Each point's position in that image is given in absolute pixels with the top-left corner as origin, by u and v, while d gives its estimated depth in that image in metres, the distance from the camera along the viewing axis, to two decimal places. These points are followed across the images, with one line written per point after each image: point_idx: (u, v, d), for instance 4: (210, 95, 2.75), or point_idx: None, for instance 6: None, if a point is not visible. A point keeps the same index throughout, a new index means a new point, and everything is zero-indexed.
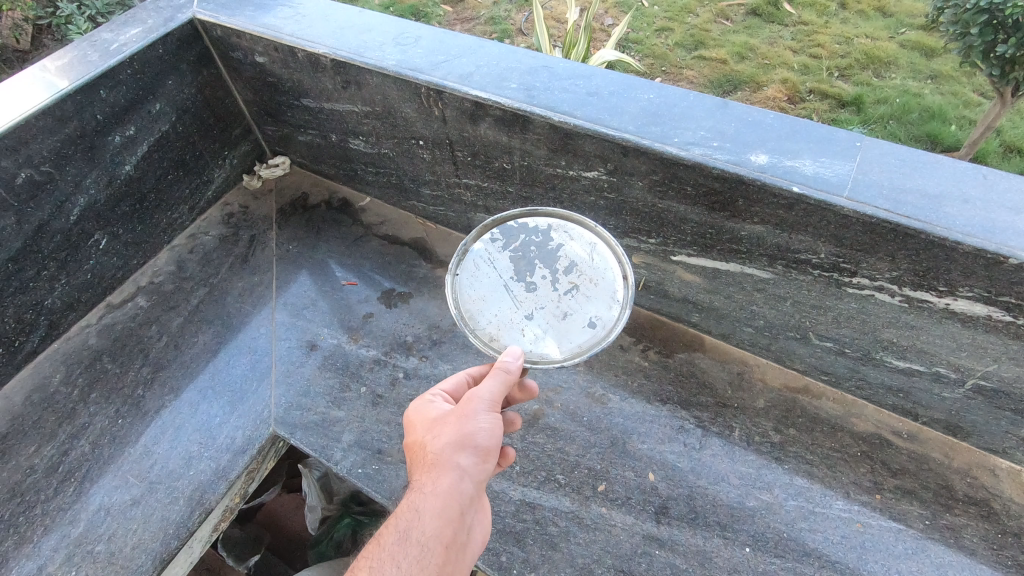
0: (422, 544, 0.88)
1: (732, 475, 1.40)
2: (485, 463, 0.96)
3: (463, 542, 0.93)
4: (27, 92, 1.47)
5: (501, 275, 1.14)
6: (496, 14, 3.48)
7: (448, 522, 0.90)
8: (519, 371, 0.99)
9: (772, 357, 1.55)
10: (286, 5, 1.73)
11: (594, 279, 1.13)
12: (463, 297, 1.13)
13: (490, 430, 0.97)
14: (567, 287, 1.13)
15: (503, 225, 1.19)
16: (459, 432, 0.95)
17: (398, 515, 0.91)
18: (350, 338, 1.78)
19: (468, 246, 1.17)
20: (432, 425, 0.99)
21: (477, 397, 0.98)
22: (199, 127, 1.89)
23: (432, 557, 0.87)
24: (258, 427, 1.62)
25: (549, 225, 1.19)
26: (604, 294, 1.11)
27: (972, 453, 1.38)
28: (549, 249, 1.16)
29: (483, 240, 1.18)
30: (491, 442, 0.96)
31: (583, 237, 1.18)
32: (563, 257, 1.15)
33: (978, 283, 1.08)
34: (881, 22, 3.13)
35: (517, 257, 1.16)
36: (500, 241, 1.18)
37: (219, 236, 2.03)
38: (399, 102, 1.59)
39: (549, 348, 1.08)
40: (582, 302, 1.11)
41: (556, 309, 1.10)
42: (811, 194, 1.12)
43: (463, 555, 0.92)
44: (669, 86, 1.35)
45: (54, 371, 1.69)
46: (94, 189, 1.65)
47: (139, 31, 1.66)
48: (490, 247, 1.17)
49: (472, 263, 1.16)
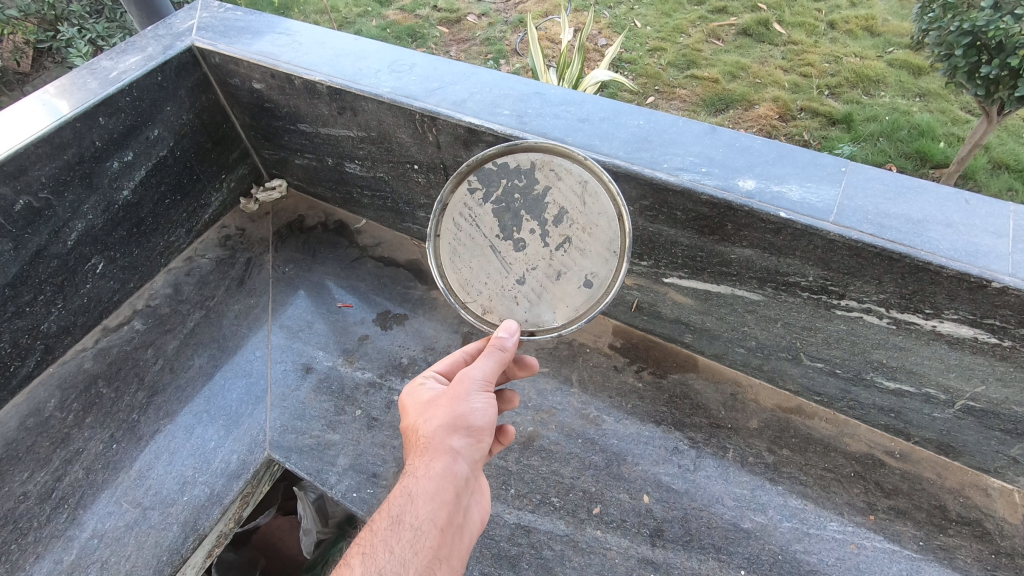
0: (416, 528, 0.90)
1: (727, 497, 1.40)
2: (479, 444, 0.97)
3: (459, 524, 0.94)
4: (28, 119, 1.49)
5: (486, 235, 1.10)
6: (491, 35, 3.54)
7: (443, 504, 0.92)
8: (515, 349, 1.00)
9: (765, 377, 1.56)
10: (284, 33, 1.76)
11: (586, 228, 1.06)
12: (451, 265, 1.12)
13: (484, 410, 0.97)
14: (557, 243, 1.07)
15: (480, 170, 1.09)
16: (450, 414, 0.96)
17: (392, 500, 0.93)
18: (345, 361, 1.79)
19: (446, 201, 1.10)
20: (425, 408, 1.00)
21: (470, 377, 0.98)
22: (198, 152, 1.91)
23: (426, 540, 0.89)
24: (253, 451, 1.61)
25: (532, 165, 1.07)
26: (599, 245, 1.05)
27: (964, 473, 1.39)
28: (535, 195, 1.07)
29: (461, 191, 1.10)
30: (485, 423, 0.97)
31: (572, 174, 1.06)
32: (552, 204, 1.06)
33: (963, 306, 1.09)
34: (869, 41, 3.19)
35: (501, 210, 1.09)
36: (480, 192, 1.09)
37: (216, 259, 2.04)
38: (394, 128, 1.62)
39: (545, 313, 1.08)
40: (575, 258, 1.06)
41: (548, 269, 1.08)
42: (798, 219, 1.14)
43: (459, 537, 0.94)
44: (659, 112, 1.38)
45: (49, 395, 1.69)
46: (92, 215, 1.67)
47: (139, 60, 1.69)
48: (469, 200, 1.10)
49: (455, 222, 1.11)
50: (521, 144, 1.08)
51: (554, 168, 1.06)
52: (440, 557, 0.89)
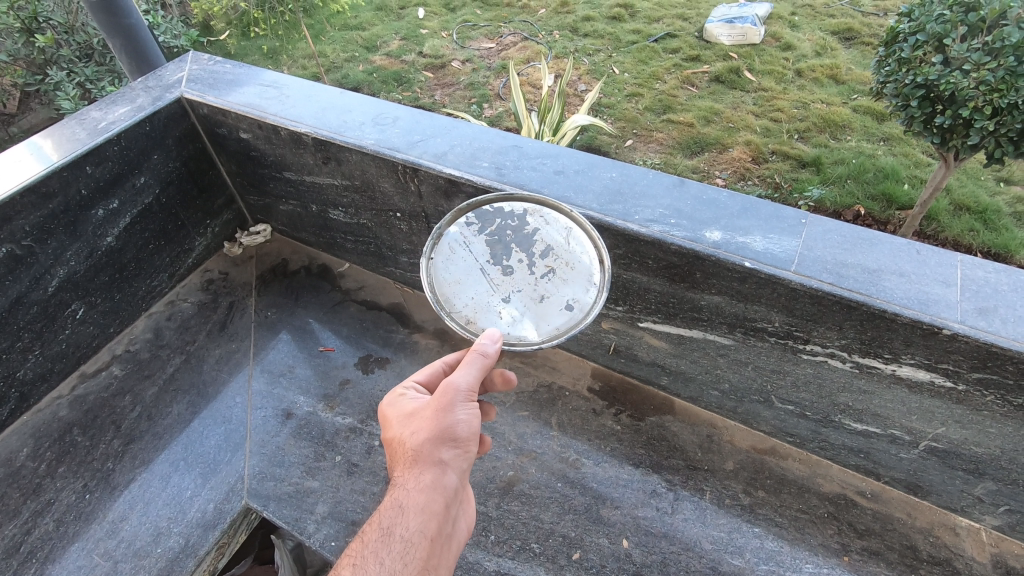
0: (405, 539, 0.89)
1: (705, 540, 1.41)
2: (466, 454, 0.96)
3: (448, 534, 0.94)
4: (16, 169, 1.51)
5: (477, 259, 1.10)
6: (475, 80, 3.67)
7: (432, 515, 0.91)
8: (497, 354, 0.97)
9: (739, 419, 1.60)
10: (271, 86, 1.83)
11: (569, 263, 1.10)
12: (438, 279, 1.08)
13: (469, 420, 0.97)
14: (543, 269, 1.09)
15: (477, 211, 1.17)
16: (437, 425, 0.95)
17: (382, 512, 0.92)
18: (326, 406, 1.79)
19: (443, 230, 1.13)
20: (410, 418, 0.99)
21: (454, 387, 0.96)
22: (183, 198, 1.95)
23: (415, 552, 0.89)
24: (230, 499, 1.60)
25: (525, 211, 1.16)
26: (582, 277, 1.08)
27: (933, 512, 1.43)
28: (525, 233, 1.13)
29: (459, 223, 1.15)
30: (470, 433, 0.96)
31: (559, 221, 1.15)
32: (539, 242, 1.12)
33: (918, 352, 1.15)
34: (834, 88, 3.37)
35: (493, 241, 1.12)
36: (476, 225, 1.14)
37: (198, 303, 2.05)
38: (377, 178, 1.67)
39: (527, 331, 1.03)
40: (559, 284, 1.07)
41: (533, 292, 1.07)
42: (763, 268, 1.20)
43: (449, 547, 0.93)
44: (630, 165, 1.45)
45: (21, 444, 1.66)
46: (74, 261, 1.68)
47: (129, 111, 1.73)
48: (465, 231, 1.14)
49: (448, 246, 1.12)
50: (516, 198, 1.20)
51: (543, 216, 1.16)
52: (430, 568, 0.89)
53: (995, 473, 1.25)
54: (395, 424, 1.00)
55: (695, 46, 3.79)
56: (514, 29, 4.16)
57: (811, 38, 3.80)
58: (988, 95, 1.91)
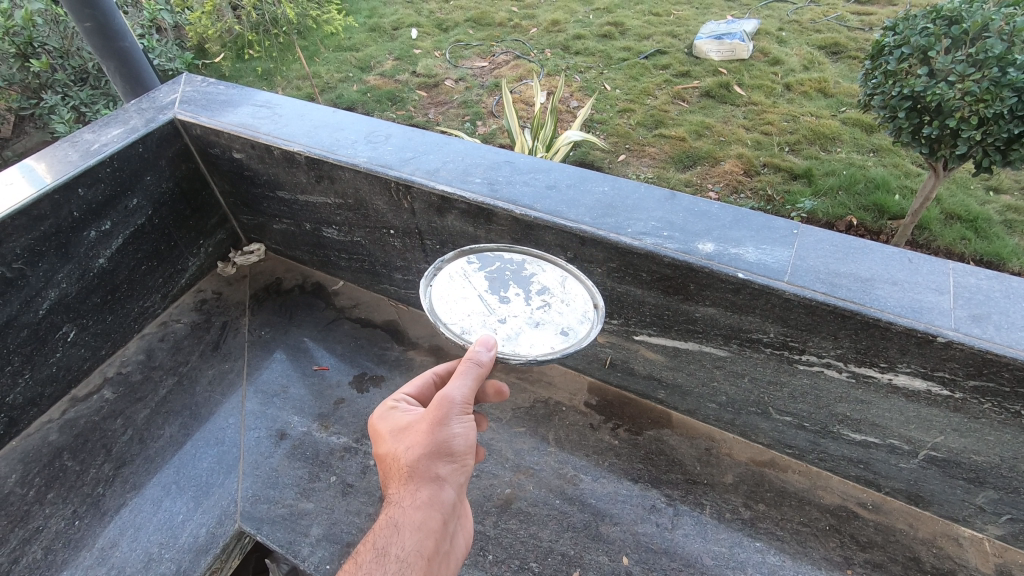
0: (401, 560, 0.88)
1: (706, 556, 1.39)
2: (462, 468, 0.95)
3: (445, 550, 0.93)
4: (7, 191, 1.51)
5: (474, 288, 1.11)
6: (468, 99, 3.71)
7: (429, 533, 0.91)
8: (491, 363, 0.94)
9: (738, 431, 1.59)
10: (264, 106, 1.84)
11: (566, 301, 1.10)
12: (434, 299, 1.07)
13: (465, 434, 0.95)
14: (541, 303, 1.09)
15: (479, 254, 1.20)
16: (432, 441, 0.93)
17: (376, 531, 0.91)
18: (320, 425, 1.77)
19: (444, 263, 1.16)
20: (403, 432, 0.96)
21: (449, 400, 0.93)
22: (176, 219, 1.95)
23: (411, 572, 0.88)
24: (223, 523, 1.57)
25: (524, 257, 1.19)
26: (577, 312, 1.08)
27: (935, 522, 1.41)
28: (524, 274, 1.15)
29: (460, 261, 1.18)
30: (467, 448, 0.94)
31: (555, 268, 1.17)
32: (537, 282, 1.14)
33: (914, 360, 1.15)
34: (823, 101, 3.41)
35: (491, 277, 1.14)
36: (476, 264, 1.17)
37: (191, 323, 2.04)
38: (370, 195, 1.67)
39: (521, 347, 0.99)
40: (555, 314, 1.06)
41: (528, 318, 1.05)
42: (756, 279, 1.20)
43: (446, 563, 0.93)
44: (622, 179, 1.46)
45: (10, 470, 1.64)
46: (66, 283, 1.67)
47: (122, 132, 1.74)
48: (466, 267, 1.16)
49: (447, 277, 1.13)
50: (518, 248, 1.23)
51: (542, 263, 1.18)
52: None
53: (996, 482, 1.24)
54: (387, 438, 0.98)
55: (685, 62, 3.84)
56: (506, 48, 4.22)
57: (799, 52, 3.86)
58: (974, 105, 1.93)
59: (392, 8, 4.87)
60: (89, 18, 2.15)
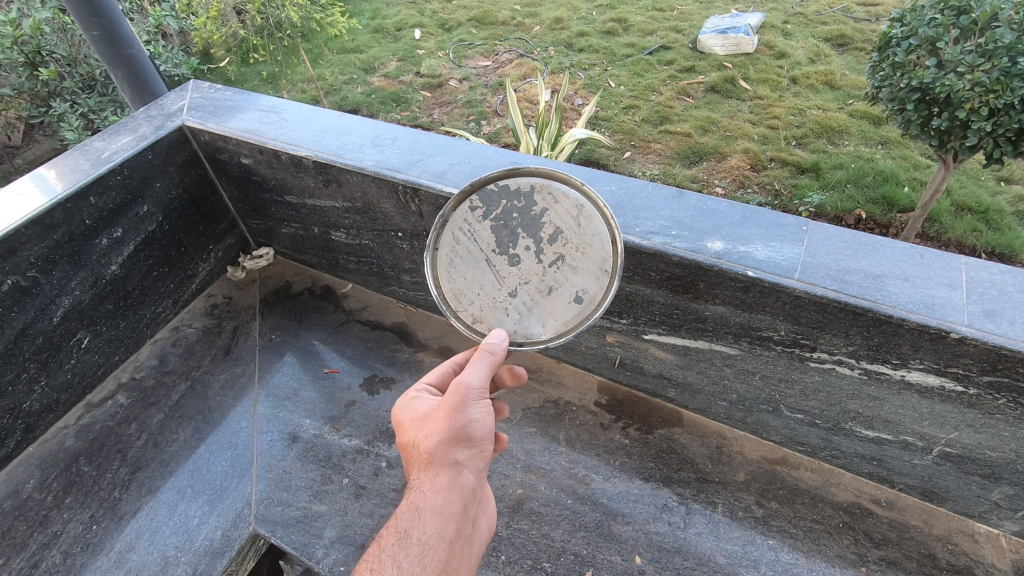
0: (423, 543, 0.89)
1: (718, 554, 1.39)
2: (481, 454, 0.96)
3: (467, 535, 0.94)
4: (21, 201, 1.53)
5: (482, 250, 1.10)
6: (472, 98, 3.71)
7: (450, 517, 0.91)
8: (504, 353, 0.99)
9: (748, 429, 1.58)
10: (271, 111, 1.85)
11: (580, 247, 1.06)
12: (445, 275, 1.11)
13: (483, 419, 0.96)
14: (552, 258, 1.07)
15: (483, 189, 1.10)
16: (450, 426, 0.94)
17: (399, 516, 0.93)
18: (332, 428, 1.78)
19: (447, 216, 1.11)
20: (423, 419, 0.99)
21: (465, 387, 0.95)
22: (186, 224, 1.96)
23: (433, 554, 0.89)
24: (238, 526, 1.58)
25: (532, 187, 1.08)
26: (591, 264, 1.05)
27: (950, 519, 1.40)
28: (532, 215, 1.08)
29: (463, 208, 1.10)
30: (486, 433, 0.95)
31: (569, 198, 1.07)
32: (548, 224, 1.07)
33: (927, 356, 1.14)
34: (830, 94, 3.39)
35: (498, 227, 1.09)
36: (481, 210, 1.10)
37: (202, 328, 2.06)
38: (378, 199, 1.68)
39: (534, 327, 1.06)
40: (567, 274, 1.06)
41: (540, 285, 1.07)
42: (766, 277, 1.20)
43: (468, 547, 0.93)
44: (629, 178, 1.46)
45: (28, 476, 1.66)
46: (79, 290, 1.69)
47: (131, 140, 1.76)
48: (469, 216, 1.10)
49: (453, 235, 1.11)
50: (525, 168, 1.10)
51: (553, 191, 1.08)
52: (449, 570, 0.89)
53: (1011, 478, 1.23)
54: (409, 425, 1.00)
55: (689, 57, 3.82)
56: (509, 46, 4.21)
57: (804, 45, 3.83)
58: (984, 96, 1.92)
59: (394, 9, 4.88)
60: (97, 27, 2.17)
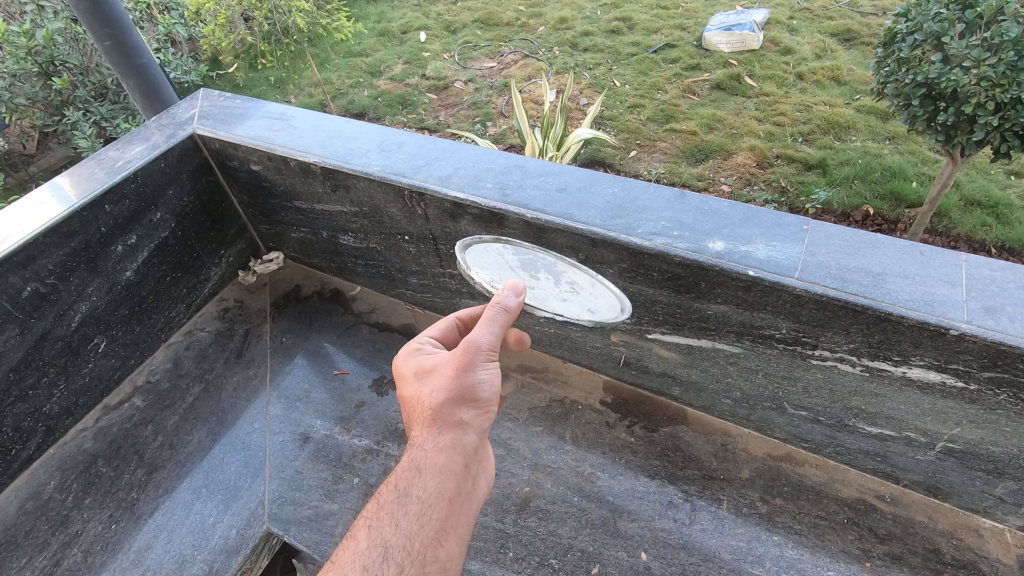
0: (423, 501, 0.92)
1: (723, 550, 1.41)
2: (486, 414, 0.99)
3: (467, 492, 0.97)
4: (39, 210, 1.57)
5: (506, 262, 1.30)
6: (478, 99, 3.74)
7: (451, 476, 0.95)
8: (518, 309, 0.98)
9: (753, 426, 1.60)
10: (280, 118, 1.89)
11: (585, 299, 1.23)
12: (469, 254, 1.27)
13: (490, 381, 0.98)
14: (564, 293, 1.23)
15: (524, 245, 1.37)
16: (457, 386, 0.96)
17: (399, 472, 0.95)
18: (342, 429, 1.81)
19: (485, 239, 1.36)
20: (427, 373, 1.01)
21: (475, 348, 0.96)
22: (198, 230, 2.01)
23: (433, 512, 0.92)
24: (252, 525, 1.62)
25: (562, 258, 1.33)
26: (591, 313, 1.20)
27: (955, 514, 1.41)
28: (556, 270, 1.29)
29: (504, 244, 1.37)
30: (492, 395, 0.97)
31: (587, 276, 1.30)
32: (568, 278, 1.28)
33: (927, 353, 1.15)
34: (836, 90, 3.38)
35: (526, 261, 1.31)
36: (518, 250, 1.35)
37: (215, 331, 2.10)
38: (384, 203, 1.71)
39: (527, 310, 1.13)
40: (570, 305, 1.19)
41: (545, 295, 1.19)
42: (767, 276, 1.21)
43: (467, 505, 0.97)
44: (631, 180, 1.48)
45: (49, 478, 1.71)
46: (96, 296, 1.73)
47: (144, 149, 1.80)
48: (507, 250, 1.34)
49: (487, 248, 1.33)
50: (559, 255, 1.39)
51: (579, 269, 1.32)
52: (449, 527, 0.92)
53: (1015, 473, 1.24)
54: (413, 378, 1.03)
55: (694, 55, 3.83)
56: (515, 47, 4.24)
57: (810, 41, 3.82)
58: (990, 91, 1.91)
59: (400, 12, 4.92)
60: (108, 38, 2.22)
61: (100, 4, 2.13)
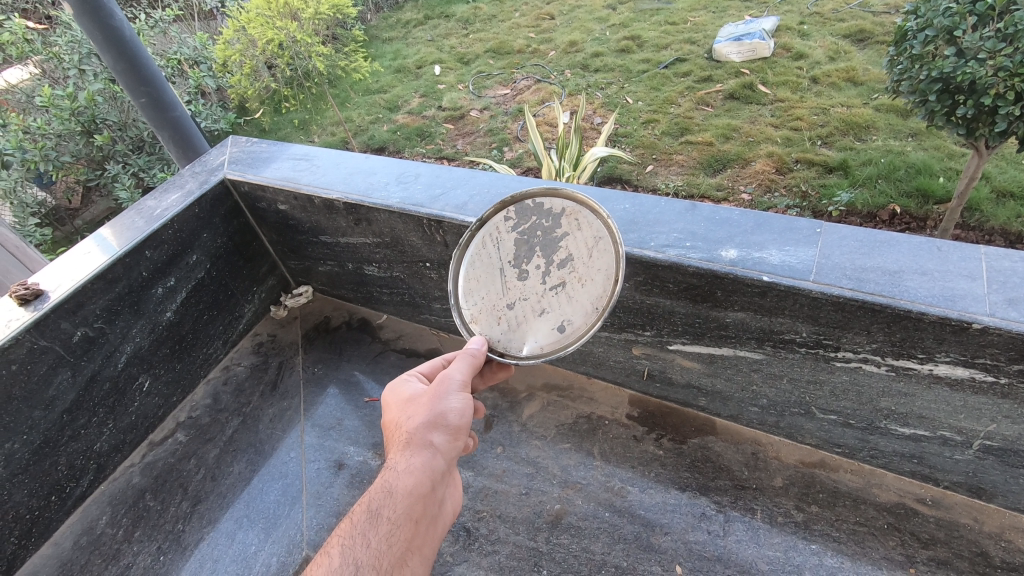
0: (392, 521, 0.91)
1: (760, 561, 1.38)
2: (456, 442, 1.01)
3: (434, 515, 0.96)
4: (85, 260, 1.68)
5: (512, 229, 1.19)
6: (493, 126, 3.84)
7: (419, 498, 0.94)
8: (483, 352, 1.08)
9: (783, 434, 1.58)
10: (303, 158, 1.99)
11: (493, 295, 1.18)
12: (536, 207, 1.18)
13: (461, 409, 1.02)
14: (549, 284, 1.15)
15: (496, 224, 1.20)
16: (432, 411, 1.00)
17: (371, 494, 0.95)
18: (375, 454, 1.86)
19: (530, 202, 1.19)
20: (395, 408, 1.07)
21: (449, 378, 1.04)
22: (231, 270, 2.11)
23: (402, 533, 0.90)
24: (291, 552, 1.66)
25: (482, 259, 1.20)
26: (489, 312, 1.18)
27: (1002, 515, 1.36)
28: (554, 236, 1.16)
29: (500, 216, 1.20)
30: (461, 421, 1.01)
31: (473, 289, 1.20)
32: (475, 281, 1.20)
33: (952, 348, 1.14)
34: (853, 90, 3.37)
35: (521, 240, 1.18)
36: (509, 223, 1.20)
37: (251, 365, 2.18)
38: (405, 233, 1.78)
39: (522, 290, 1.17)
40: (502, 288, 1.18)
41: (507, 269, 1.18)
42: (780, 281, 1.22)
43: (434, 527, 0.96)
44: (642, 195, 1.50)
45: (100, 513, 1.78)
46: (139, 337, 1.83)
47: (180, 197, 1.91)
48: (500, 225, 1.20)
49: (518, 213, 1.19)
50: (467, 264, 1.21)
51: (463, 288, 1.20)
52: (415, 547, 0.91)
53: None
54: (389, 413, 1.08)
55: (706, 67, 3.86)
56: (527, 73, 4.34)
57: (823, 44, 3.82)
58: (1009, 80, 1.88)
59: (414, 49, 5.10)
60: (143, 94, 2.38)
61: (136, 64, 2.29)
